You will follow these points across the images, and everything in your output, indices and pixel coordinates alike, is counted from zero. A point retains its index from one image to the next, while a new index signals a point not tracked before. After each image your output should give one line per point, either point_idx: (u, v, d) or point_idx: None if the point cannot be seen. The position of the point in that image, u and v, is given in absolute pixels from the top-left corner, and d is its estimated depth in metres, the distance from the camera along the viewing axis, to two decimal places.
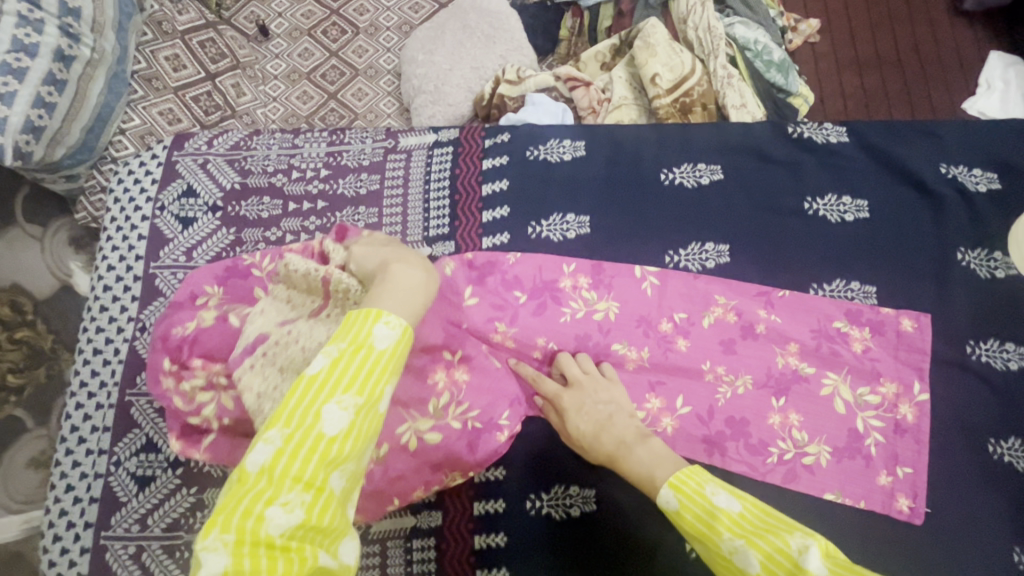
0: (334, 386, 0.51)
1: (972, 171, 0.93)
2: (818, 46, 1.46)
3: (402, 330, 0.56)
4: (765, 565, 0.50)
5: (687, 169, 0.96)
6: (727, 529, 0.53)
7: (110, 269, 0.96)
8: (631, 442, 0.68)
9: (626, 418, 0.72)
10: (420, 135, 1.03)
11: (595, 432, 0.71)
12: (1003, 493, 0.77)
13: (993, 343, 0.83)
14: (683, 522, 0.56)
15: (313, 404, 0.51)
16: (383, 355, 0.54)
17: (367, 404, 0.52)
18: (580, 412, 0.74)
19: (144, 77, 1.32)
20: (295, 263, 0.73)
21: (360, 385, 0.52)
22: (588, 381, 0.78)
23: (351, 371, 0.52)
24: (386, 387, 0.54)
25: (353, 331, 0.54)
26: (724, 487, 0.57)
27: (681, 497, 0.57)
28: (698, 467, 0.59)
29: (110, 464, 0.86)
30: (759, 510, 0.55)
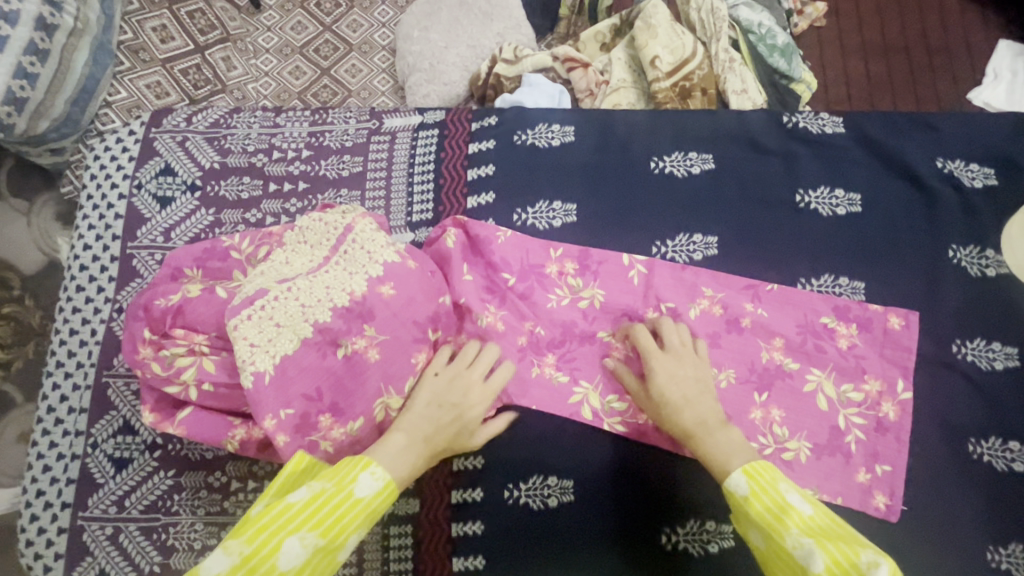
0: (303, 521, 0.59)
1: (970, 166, 0.90)
2: (823, 31, 1.42)
3: (384, 482, 0.63)
4: (828, 566, 0.54)
5: (678, 158, 0.94)
6: (796, 525, 0.58)
7: (86, 248, 0.94)
8: (713, 425, 0.69)
9: (712, 401, 0.72)
10: (406, 116, 1.01)
11: (680, 404, 0.71)
12: (982, 492, 0.77)
13: (981, 343, 0.82)
14: (751, 507, 0.61)
15: (279, 533, 0.58)
16: (359, 503, 0.61)
17: (327, 544, 0.59)
18: (671, 378, 0.72)
19: (131, 48, 1.29)
20: (312, 224, 0.81)
21: (326, 527, 0.59)
22: (686, 354, 0.76)
23: (324, 512, 0.60)
24: (350, 534, 0.61)
25: (341, 475, 0.63)
26: (799, 491, 0.62)
27: (754, 486, 0.62)
28: (776, 467, 0.64)
29: (88, 446, 0.85)
30: (829, 521, 0.59)
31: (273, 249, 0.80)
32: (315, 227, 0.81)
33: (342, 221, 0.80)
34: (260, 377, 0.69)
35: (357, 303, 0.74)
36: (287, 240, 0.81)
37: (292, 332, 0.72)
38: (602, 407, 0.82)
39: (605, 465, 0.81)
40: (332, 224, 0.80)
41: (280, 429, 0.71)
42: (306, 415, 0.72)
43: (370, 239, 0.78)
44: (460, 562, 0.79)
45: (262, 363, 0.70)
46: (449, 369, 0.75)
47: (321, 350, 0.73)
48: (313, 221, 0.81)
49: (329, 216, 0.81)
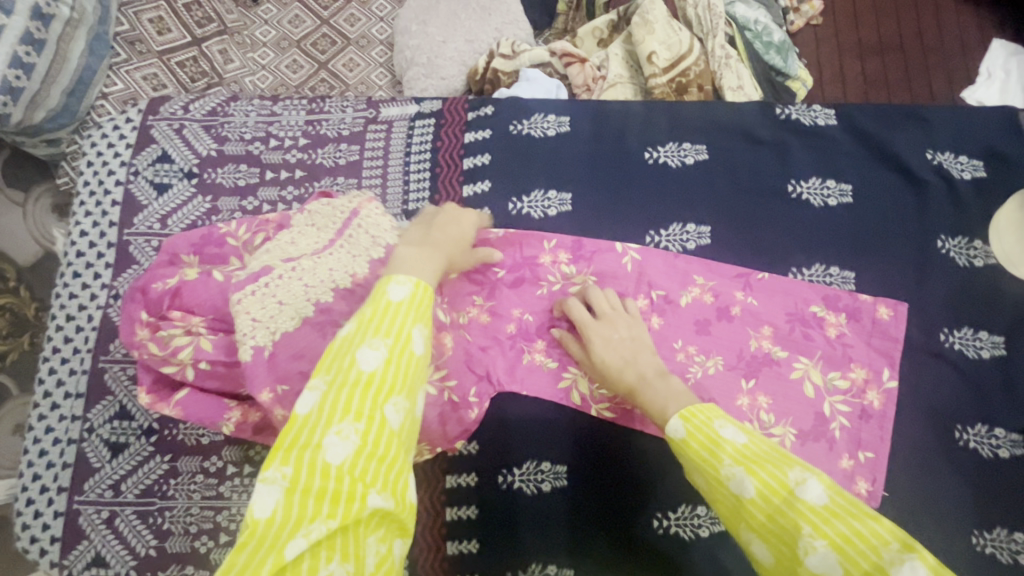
0: (365, 331, 0.53)
1: (959, 158, 0.91)
2: (820, 29, 1.43)
3: (414, 282, 0.58)
4: (760, 491, 0.52)
5: (672, 148, 0.94)
6: (729, 456, 0.55)
7: (82, 234, 0.94)
8: (651, 377, 0.70)
9: (650, 355, 0.74)
10: (402, 105, 1.01)
11: (620, 366, 0.73)
12: (967, 478, 0.78)
13: (968, 332, 0.84)
14: (688, 449, 0.58)
15: (347, 352, 0.53)
16: (405, 303, 0.56)
17: (399, 341, 0.53)
18: (608, 347, 0.75)
19: (127, 39, 1.27)
20: (319, 208, 0.82)
21: (386, 327, 0.54)
22: (619, 317, 0.79)
23: (379, 319, 0.54)
24: (414, 328, 0.55)
25: (372, 296, 0.57)
26: (733, 422, 0.58)
27: (689, 427, 0.59)
28: (710, 404, 0.61)
29: (84, 431, 0.86)
30: (761, 443, 0.57)
31: (282, 230, 0.82)
32: (323, 211, 0.82)
33: (353, 202, 0.82)
34: (260, 351, 0.70)
35: (359, 286, 0.75)
36: (295, 221, 0.82)
37: (293, 311, 0.72)
38: (591, 391, 0.82)
39: (600, 451, 0.82)
40: (339, 208, 0.82)
41: (278, 404, 0.70)
42: (303, 391, 0.71)
43: (375, 223, 0.80)
44: (455, 545, 0.80)
45: (261, 337, 0.71)
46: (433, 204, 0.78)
47: (321, 330, 0.73)
48: (320, 205, 0.82)
49: (342, 199, 0.83)
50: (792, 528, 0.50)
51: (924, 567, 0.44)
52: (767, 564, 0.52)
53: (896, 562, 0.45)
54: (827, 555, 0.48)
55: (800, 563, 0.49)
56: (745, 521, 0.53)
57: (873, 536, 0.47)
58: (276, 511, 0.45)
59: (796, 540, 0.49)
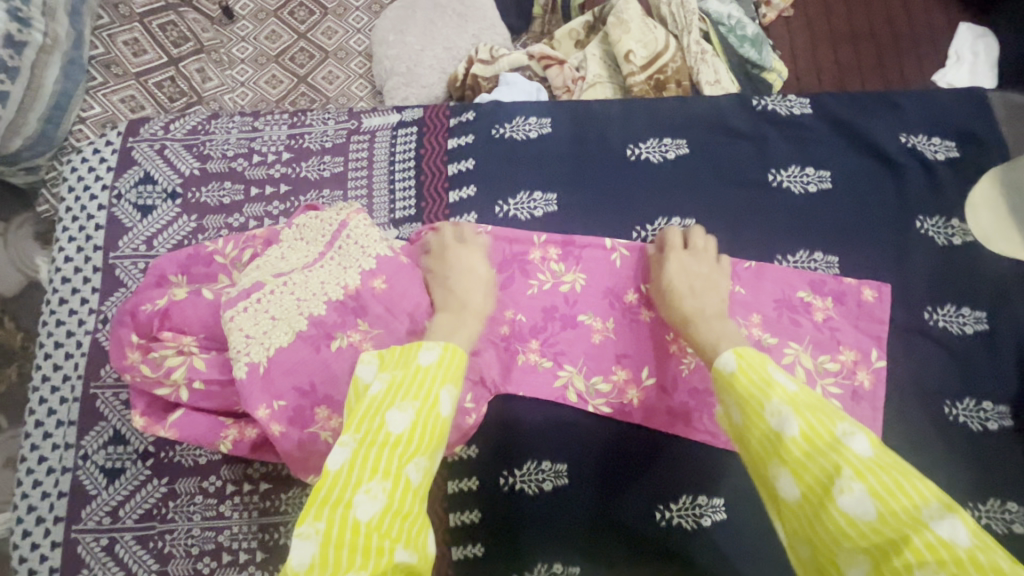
0: (396, 395, 0.57)
1: (932, 140, 0.94)
2: (791, 21, 1.46)
3: (444, 346, 0.63)
4: (804, 432, 0.52)
5: (653, 144, 0.96)
6: (776, 396, 0.55)
7: (67, 260, 0.94)
8: (711, 314, 0.74)
9: (717, 298, 0.78)
10: (384, 115, 1.02)
11: (685, 292, 0.78)
12: (959, 451, 0.80)
13: (951, 309, 0.85)
14: (736, 382, 0.59)
15: (377, 413, 0.56)
16: (431, 370, 0.60)
17: (427, 407, 0.57)
18: (682, 273, 0.81)
19: (102, 63, 1.31)
20: (308, 221, 0.82)
21: (414, 391, 0.58)
22: (704, 257, 0.83)
23: (406, 385, 0.59)
24: (439, 394, 0.59)
25: (401, 360, 0.61)
26: (781, 368, 0.59)
27: (741, 363, 0.59)
28: (763, 347, 0.61)
29: (78, 458, 0.85)
30: (808, 392, 0.57)
31: (270, 246, 0.81)
32: (312, 224, 0.82)
33: (341, 213, 0.82)
34: (255, 367, 0.71)
35: (351, 298, 0.76)
36: (283, 236, 0.82)
37: (287, 325, 0.73)
38: (587, 388, 0.83)
39: (599, 447, 0.82)
40: (328, 220, 0.81)
41: (274, 419, 0.71)
42: (300, 406, 0.72)
43: (364, 234, 0.80)
44: (460, 550, 0.80)
45: (256, 354, 0.71)
46: (437, 257, 0.82)
47: (315, 343, 0.73)
48: (309, 218, 0.82)
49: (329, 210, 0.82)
50: (829, 466, 0.50)
51: (964, 526, 0.44)
52: (791, 500, 0.51)
53: (936, 518, 0.44)
54: (863, 497, 0.47)
55: (830, 500, 0.48)
56: (778, 458, 0.53)
57: (914, 493, 0.47)
58: (306, 567, 0.47)
59: (832, 481, 0.49)
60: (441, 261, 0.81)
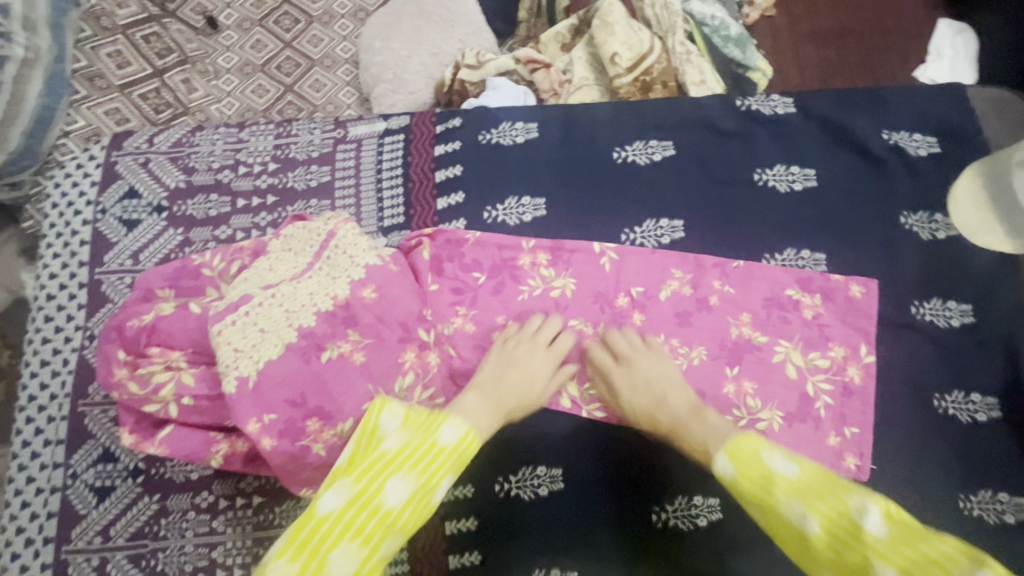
0: (404, 462, 0.59)
1: (914, 136, 0.95)
2: (774, 20, 1.47)
3: (465, 430, 0.63)
4: (824, 526, 0.53)
5: (639, 147, 0.96)
6: (784, 490, 0.57)
7: (52, 277, 0.93)
8: (686, 417, 0.72)
9: (681, 393, 0.75)
10: (370, 123, 1.01)
11: (651, 408, 0.75)
12: (949, 443, 0.80)
13: (937, 303, 0.86)
14: (742, 487, 0.59)
15: (382, 473, 0.57)
16: (446, 450, 0.61)
17: (427, 485, 0.58)
18: (634, 390, 0.77)
19: (86, 76, 1.29)
20: (296, 232, 0.82)
21: (423, 467, 0.59)
22: (639, 356, 0.79)
23: (419, 455, 0.59)
24: (445, 478, 0.60)
25: (423, 425, 0.63)
26: (782, 452, 0.60)
27: (738, 464, 0.60)
28: (755, 435, 0.63)
29: (67, 477, 0.84)
30: (818, 474, 0.58)
31: (258, 258, 0.81)
32: (300, 235, 0.82)
33: (328, 224, 0.81)
34: (244, 382, 0.70)
35: (341, 308, 0.75)
36: (271, 247, 0.82)
37: (276, 337, 0.72)
38: (580, 393, 0.83)
39: (595, 451, 0.82)
40: (315, 230, 0.81)
41: (265, 433, 0.70)
42: (292, 419, 0.71)
43: (352, 243, 0.79)
44: (457, 559, 0.80)
45: (245, 367, 0.70)
46: (513, 342, 0.79)
47: (305, 355, 0.73)
48: (296, 228, 0.82)
49: (318, 222, 0.82)
50: (859, 561, 0.50)
51: None
52: None
53: None
54: None
55: None
56: (814, 558, 0.54)
57: (942, 556, 0.48)
58: None
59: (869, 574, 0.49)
60: (506, 353, 0.78)
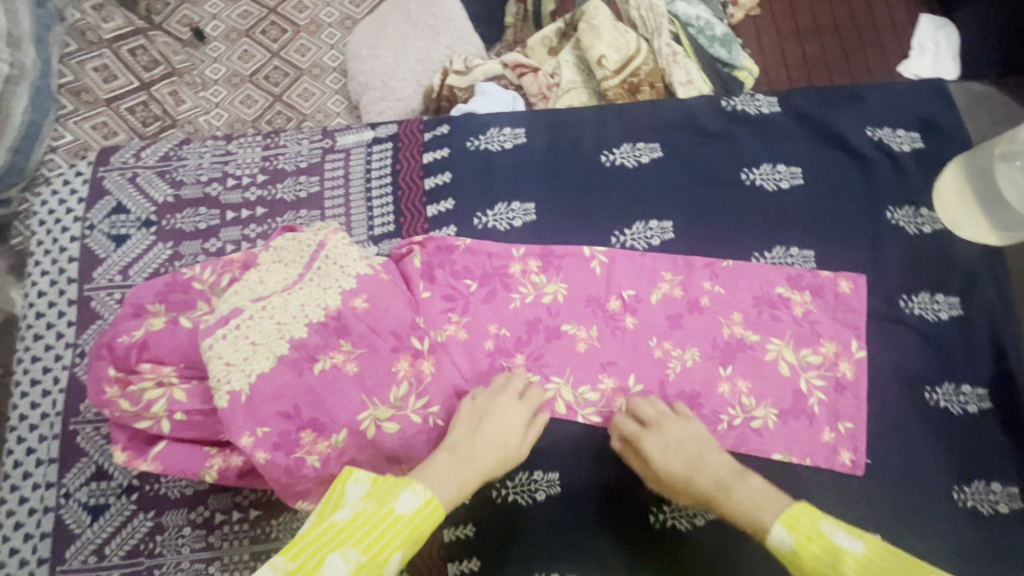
0: (350, 536, 0.54)
1: (897, 132, 0.96)
2: (758, 19, 1.49)
3: (426, 498, 0.59)
4: None
5: (627, 149, 0.97)
6: (853, 570, 0.52)
7: (41, 294, 0.92)
8: (729, 478, 0.66)
9: (716, 454, 0.71)
10: (358, 132, 1.01)
11: (687, 471, 0.70)
12: (942, 436, 0.81)
13: (925, 297, 0.87)
14: (804, 562, 0.55)
15: (322, 548, 0.53)
16: (401, 520, 0.56)
17: (371, 562, 0.53)
18: (668, 452, 0.72)
19: (72, 91, 1.30)
20: (285, 243, 0.81)
21: (371, 543, 0.54)
22: (668, 420, 0.75)
23: (369, 529, 0.55)
24: (394, 553, 0.55)
25: (382, 495, 0.59)
26: (843, 526, 0.56)
27: (797, 537, 0.57)
28: (808, 505, 0.60)
29: (60, 497, 0.83)
30: (886, 553, 0.53)
31: (248, 271, 0.80)
32: (289, 246, 0.81)
33: (318, 234, 0.81)
34: (236, 396, 0.69)
35: (333, 318, 0.75)
36: (261, 259, 0.81)
37: (268, 350, 0.71)
38: (575, 398, 0.83)
39: (591, 455, 0.82)
40: (305, 241, 0.81)
41: (259, 446, 0.70)
42: (286, 432, 0.71)
43: (342, 253, 0.79)
44: (456, 566, 0.79)
45: (237, 381, 0.70)
46: (484, 396, 0.76)
47: (298, 367, 0.72)
48: (285, 240, 0.82)
49: (307, 233, 0.82)
50: None
51: None
52: None
53: None
54: None
55: None
56: None
57: None
58: None
59: None
60: (479, 407, 0.75)
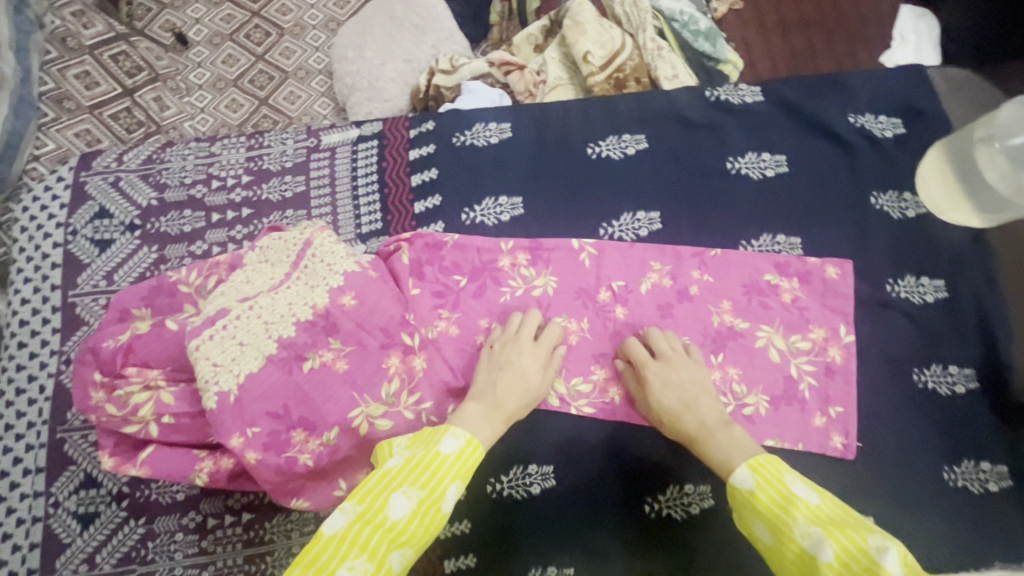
0: (407, 476, 0.58)
1: (879, 118, 0.97)
2: (742, 12, 1.49)
3: (467, 439, 0.63)
4: (839, 555, 0.51)
5: (613, 142, 0.97)
6: (803, 515, 0.57)
7: (24, 302, 0.91)
8: (713, 425, 0.71)
9: (710, 401, 0.75)
10: (343, 131, 1.01)
11: (679, 410, 0.74)
12: (931, 417, 0.82)
13: (911, 280, 0.88)
14: (759, 501, 0.60)
15: (385, 489, 0.56)
16: (449, 460, 0.60)
17: (430, 497, 0.57)
18: (666, 388, 0.76)
19: (54, 99, 1.29)
20: (271, 242, 0.81)
21: (425, 479, 0.58)
22: (678, 358, 0.79)
23: (420, 469, 0.58)
24: (449, 488, 0.58)
25: (426, 440, 0.62)
26: (803, 480, 0.61)
27: (759, 478, 0.62)
28: (777, 457, 0.64)
29: (49, 506, 0.82)
30: (837, 509, 0.58)
31: (233, 273, 0.80)
32: (275, 245, 0.81)
33: (304, 232, 0.81)
34: (225, 397, 0.69)
35: (321, 317, 0.74)
36: (247, 260, 0.81)
37: (256, 350, 0.71)
38: (568, 391, 0.83)
39: (585, 447, 0.82)
40: (291, 240, 0.80)
41: (249, 446, 0.69)
42: (276, 431, 0.71)
43: (329, 251, 0.78)
44: (453, 563, 0.79)
45: (226, 382, 0.69)
46: (501, 342, 0.79)
47: (287, 366, 0.72)
48: (272, 239, 0.81)
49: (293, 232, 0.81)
50: None
51: None
52: None
53: None
54: None
55: None
56: None
57: None
58: None
59: None
60: (497, 355, 0.77)
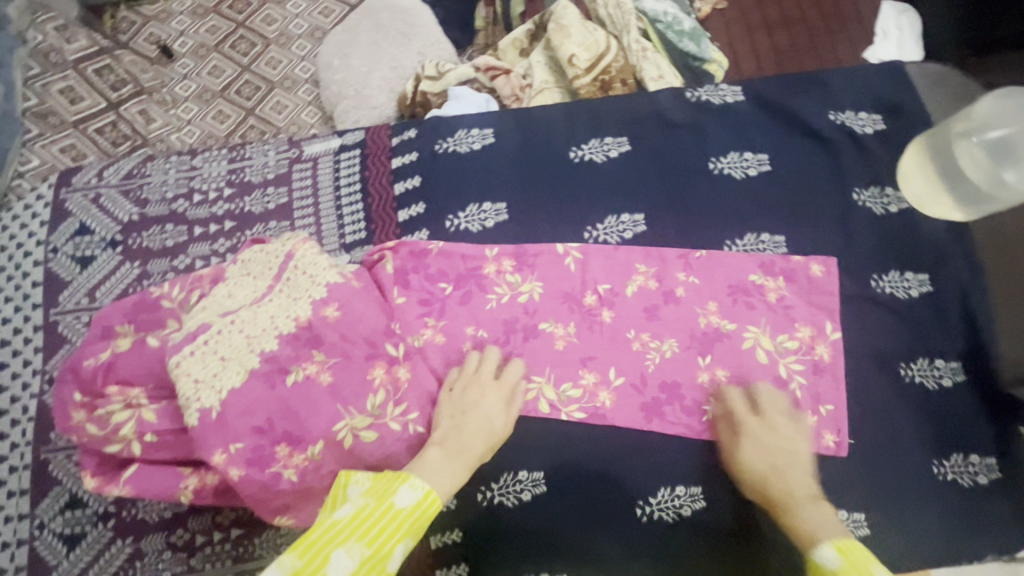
0: (355, 530, 0.54)
1: (859, 115, 0.97)
2: (725, 13, 1.50)
3: (424, 491, 0.60)
4: None
5: (595, 145, 0.97)
6: None
7: (5, 322, 0.90)
8: (802, 498, 0.68)
9: (802, 473, 0.72)
10: (325, 140, 1.01)
11: (767, 472, 0.72)
12: (920, 412, 0.82)
13: (896, 275, 0.88)
14: None
15: (329, 543, 0.52)
16: (403, 514, 0.57)
17: (376, 555, 0.53)
18: (760, 449, 0.74)
19: (37, 115, 1.28)
20: (253, 256, 0.81)
21: (372, 536, 0.54)
22: (783, 421, 0.76)
23: (370, 523, 0.55)
24: (397, 546, 0.55)
25: (380, 490, 0.60)
26: None
27: (844, 561, 0.56)
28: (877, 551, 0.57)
29: (34, 528, 0.80)
30: None
31: (215, 286, 0.79)
32: (257, 258, 0.81)
33: (286, 245, 0.81)
34: (207, 413, 0.68)
35: (305, 329, 0.74)
36: (229, 273, 0.80)
37: (238, 364, 0.70)
38: (559, 397, 0.83)
39: (575, 453, 0.81)
40: (273, 253, 0.80)
41: (232, 463, 0.68)
42: (259, 447, 0.69)
43: (311, 263, 0.79)
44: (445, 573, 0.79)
45: (207, 398, 0.68)
46: (461, 385, 0.77)
47: (269, 379, 0.71)
48: (254, 253, 0.81)
49: (274, 244, 0.81)
50: None
51: None
52: None
53: None
54: None
55: None
56: None
57: None
58: None
59: None
60: (458, 399, 0.76)
